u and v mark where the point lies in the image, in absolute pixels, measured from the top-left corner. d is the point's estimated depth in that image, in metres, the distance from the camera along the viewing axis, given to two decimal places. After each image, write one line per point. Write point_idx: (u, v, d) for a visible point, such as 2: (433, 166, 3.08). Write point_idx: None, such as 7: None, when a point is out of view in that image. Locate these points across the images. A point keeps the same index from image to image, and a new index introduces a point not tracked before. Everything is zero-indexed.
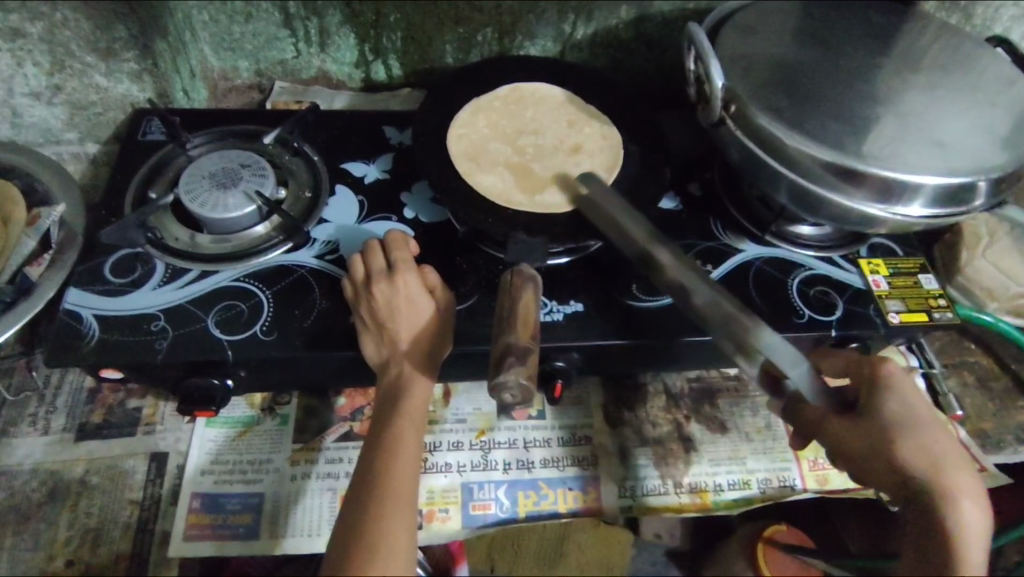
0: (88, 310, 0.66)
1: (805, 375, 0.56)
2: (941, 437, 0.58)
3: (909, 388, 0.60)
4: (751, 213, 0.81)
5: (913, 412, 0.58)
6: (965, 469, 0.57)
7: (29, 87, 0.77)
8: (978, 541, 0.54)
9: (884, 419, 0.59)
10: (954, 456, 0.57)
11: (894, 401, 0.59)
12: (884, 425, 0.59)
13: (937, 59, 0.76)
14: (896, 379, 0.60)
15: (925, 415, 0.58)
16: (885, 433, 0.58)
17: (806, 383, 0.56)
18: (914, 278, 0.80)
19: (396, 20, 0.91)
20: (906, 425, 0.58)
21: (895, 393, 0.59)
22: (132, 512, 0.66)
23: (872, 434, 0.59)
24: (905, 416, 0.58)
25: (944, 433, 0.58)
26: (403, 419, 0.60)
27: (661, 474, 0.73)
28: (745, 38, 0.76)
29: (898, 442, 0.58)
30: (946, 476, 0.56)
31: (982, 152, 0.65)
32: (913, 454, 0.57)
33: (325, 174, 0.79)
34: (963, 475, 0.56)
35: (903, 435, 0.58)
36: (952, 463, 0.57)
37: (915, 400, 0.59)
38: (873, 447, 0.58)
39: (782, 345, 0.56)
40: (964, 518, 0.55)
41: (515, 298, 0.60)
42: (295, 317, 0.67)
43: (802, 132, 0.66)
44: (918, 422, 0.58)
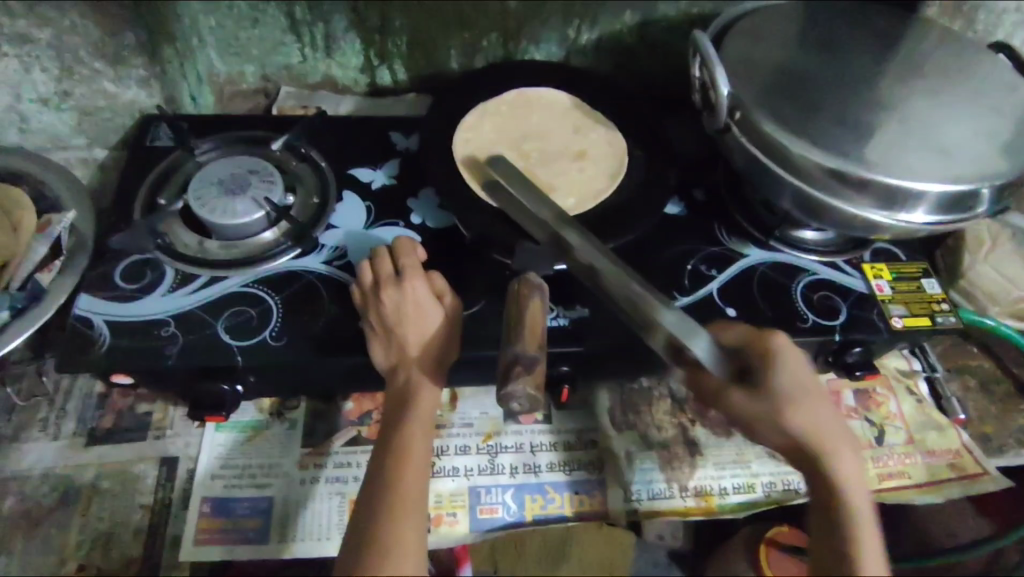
0: (99, 316, 0.66)
1: (707, 348, 0.57)
2: (823, 401, 0.58)
3: (797, 358, 0.59)
4: (755, 218, 0.82)
5: (801, 379, 0.58)
6: (841, 428, 0.58)
7: (37, 92, 0.75)
8: (862, 496, 0.56)
9: (774, 389, 0.57)
10: (833, 418, 0.58)
11: (783, 370, 0.58)
12: (775, 395, 0.57)
13: (940, 65, 0.77)
14: (782, 351, 0.59)
15: (813, 382, 0.58)
16: (778, 403, 0.57)
17: (707, 356, 0.57)
18: (917, 282, 0.80)
19: (401, 26, 0.92)
20: (794, 393, 0.57)
21: (780, 363, 0.58)
22: (143, 516, 0.67)
23: (768, 405, 0.57)
24: (791, 384, 0.58)
25: (826, 397, 0.58)
26: (411, 424, 0.60)
27: (667, 478, 0.74)
28: (749, 44, 0.76)
29: (789, 410, 0.57)
30: (828, 439, 0.57)
31: (985, 159, 0.66)
32: (801, 420, 0.57)
33: (332, 179, 0.80)
34: (841, 435, 0.58)
35: (792, 405, 0.57)
36: (832, 425, 0.58)
37: (801, 368, 0.58)
38: (768, 418, 0.57)
39: (679, 318, 0.57)
40: (847, 479, 0.56)
41: (523, 305, 0.60)
42: (304, 322, 0.68)
43: (806, 139, 0.66)
44: (806, 391, 0.58)
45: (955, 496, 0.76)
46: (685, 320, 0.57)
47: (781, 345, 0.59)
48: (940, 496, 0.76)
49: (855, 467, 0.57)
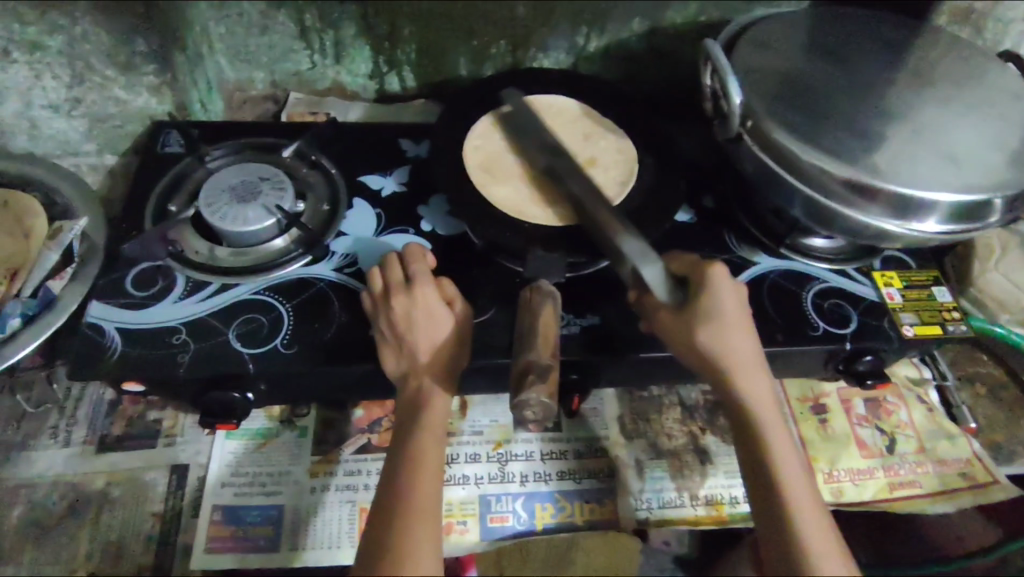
0: (111, 324, 0.66)
1: (657, 273, 0.61)
2: (737, 326, 0.62)
3: (723, 284, 0.62)
4: (766, 225, 0.82)
5: (718, 304, 0.61)
6: (753, 351, 0.62)
7: (49, 99, 0.77)
8: (771, 410, 0.61)
9: (696, 310, 0.61)
10: (746, 341, 0.62)
11: (707, 295, 0.62)
12: (692, 318, 0.61)
13: (950, 73, 0.77)
14: (716, 279, 0.63)
15: (730, 308, 0.62)
16: (692, 326, 0.61)
17: (657, 279, 0.61)
18: (928, 290, 0.80)
19: (411, 33, 0.92)
20: (710, 318, 0.61)
21: (709, 287, 0.62)
22: (153, 525, 0.66)
23: (687, 328, 0.61)
24: (712, 308, 0.61)
25: (742, 321, 0.62)
26: (423, 433, 0.60)
27: (677, 487, 0.74)
28: (759, 52, 0.76)
29: (699, 332, 0.61)
30: (739, 361, 0.61)
31: (997, 168, 0.66)
32: (711, 343, 0.61)
33: (342, 187, 0.80)
34: (752, 357, 0.62)
35: (710, 325, 0.61)
36: (744, 348, 0.61)
37: (729, 295, 0.63)
38: (687, 340, 0.61)
39: (637, 245, 0.62)
40: (757, 396, 0.61)
41: (535, 313, 0.60)
42: (315, 330, 0.68)
43: (818, 147, 0.66)
44: (727, 314, 0.61)
45: (967, 505, 0.75)
46: (641, 245, 0.62)
47: (715, 274, 0.63)
48: (951, 506, 0.76)
49: (763, 387, 0.62)
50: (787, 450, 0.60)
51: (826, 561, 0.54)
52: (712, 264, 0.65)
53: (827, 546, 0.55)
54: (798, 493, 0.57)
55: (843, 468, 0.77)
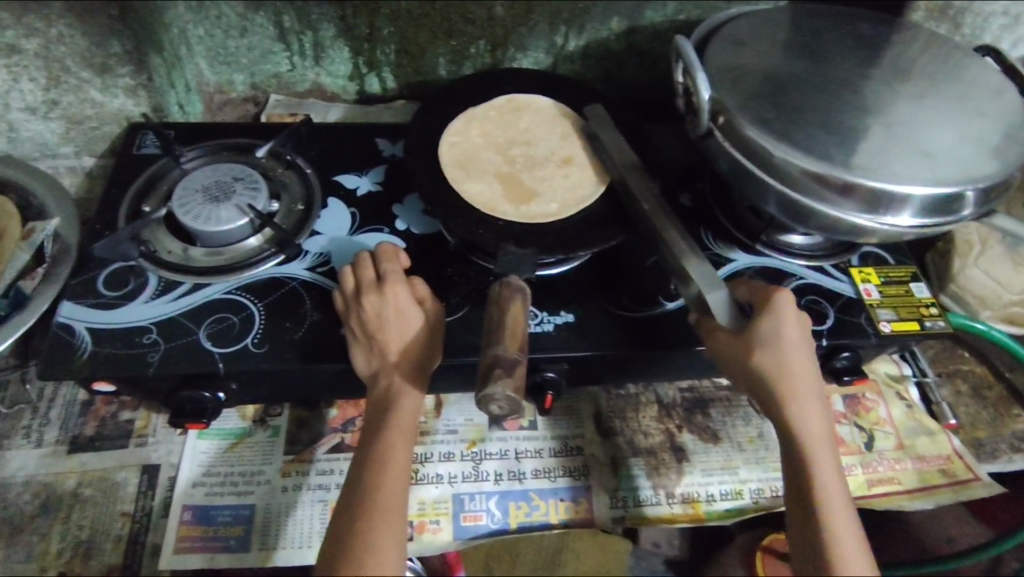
0: (81, 324, 0.66)
1: (721, 299, 0.61)
2: (797, 351, 0.61)
3: (786, 309, 0.62)
4: (742, 222, 0.81)
5: (780, 329, 0.61)
6: (811, 379, 0.61)
7: (25, 102, 0.78)
8: (824, 443, 0.59)
9: (756, 334, 0.60)
10: (805, 368, 0.60)
11: (769, 318, 0.61)
12: (750, 340, 0.60)
13: (926, 69, 0.77)
14: (779, 304, 0.62)
15: (791, 333, 0.61)
16: (750, 348, 0.60)
17: (722, 305, 0.61)
18: (906, 286, 0.80)
19: (390, 34, 0.92)
20: (770, 341, 0.60)
21: (772, 311, 0.61)
22: (123, 525, 0.66)
23: (742, 348, 0.61)
24: (773, 332, 0.60)
25: (802, 348, 0.61)
26: (391, 430, 0.60)
27: (653, 485, 0.73)
28: (734, 50, 0.76)
29: (755, 355, 0.60)
30: (796, 387, 0.60)
31: (970, 162, 0.65)
32: (768, 366, 0.60)
33: (317, 186, 0.80)
34: (809, 385, 0.60)
35: (767, 348, 0.60)
36: (802, 375, 0.60)
37: (792, 321, 0.62)
38: (742, 363, 0.61)
39: (706, 271, 0.63)
40: (811, 428, 0.59)
41: (504, 308, 0.60)
42: (286, 329, 0.68)
43: (790, 143, 0.66)
44: (787, 340, 0.60)
45: (947, 502, 0.75)
46: (710, 272, 0.63)
47: (780, 298, 0.62)
48: (930, 502, 0.75)
49: (819, 418, 0.60)
50: (835, 484, 0.58)
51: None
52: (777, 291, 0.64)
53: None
54: (842, 528, 0.55)
55: None
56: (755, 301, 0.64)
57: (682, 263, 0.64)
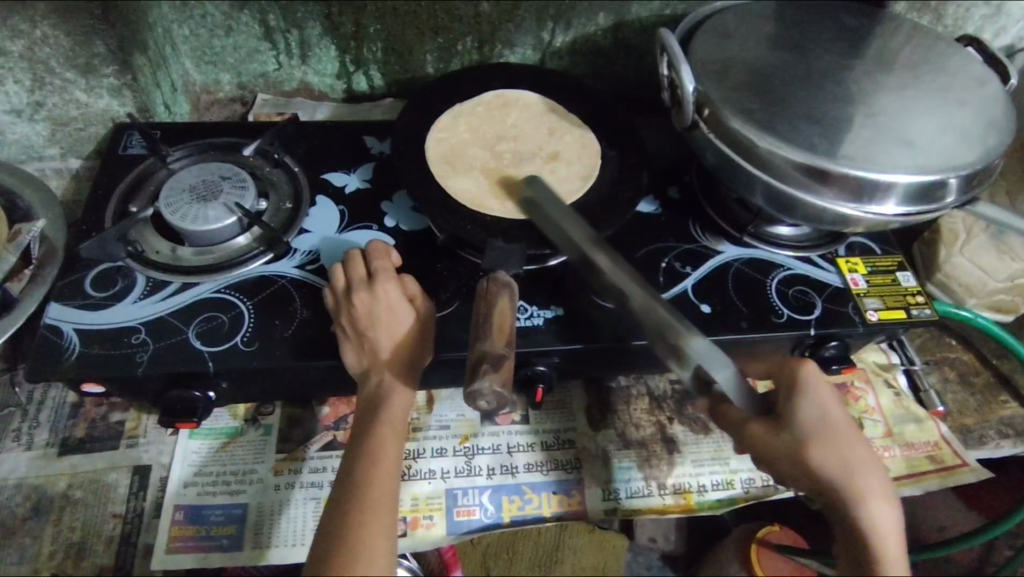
0: (69, 325, 0.66)
1: (729, 377, 0.58)
2: (849, 440, 0.58)
3: (826, 394, 0.59)
4: (729, 214, 0.82)
5: (824, 417, 0.58)
6: (871, 467, 0.58)
7: (11, 104, 0.78)
8: (896, 538, 0.56)
9: (801, 427, 0.58)
10: (866, 460, 0.58)
11: (809, 407, 0.59)
12: (800, 437, 0.57)
13: (909, 60, 0.77)
14: (812, 385, 0.60)
15: (835, 418, 0.59)
16: (799, 443, 0.57)
17: (732, 386, 0.58)
18: (893, 276, 0.80)
19: (377, 32, 0.92)
20: (817, 432, 0.58)
21: (809, 398, 0.59)
22: (115, 526, 0.66)
23: (792, 445, 0.57)
24: (818, 422, 0.58)
25: (853, 433, 0.58)
26: (384, 427, 0.60)
27: (646, 477, 0.74)
28: (718, 42, 0.77)
29: (810, 454, 0.57)
30: (859, 482, 0.57)
31: (952, 150, 0.66)
32: (825, 463, 0.57)
33: (305, 184, 0.80)
34: (871, 474, 0.57)
35: (818, 443, 0.57)
36: (865, 469, 0.57)
37: (833, 406, 0.59)
38: (794, 460, 0.57)
39: (706, 348, 0.59)
40: (882, 527, 0.56)
41: (491, 303, 0.60)
42: (276, 327, 0.68)
43: (774, 132, 0.66)
44: (834, 428, 0.58)
45: (934, 489, 0.76)
46: (713, 351, 0.59)
47: (814, 379, 0.60)
48: (919, 489, 0.76)
49: (887, 508, 0.57)
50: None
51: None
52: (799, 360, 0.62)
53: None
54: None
55: None
56: (782, 381, 0.61)
57: (682, 341, 0.59)
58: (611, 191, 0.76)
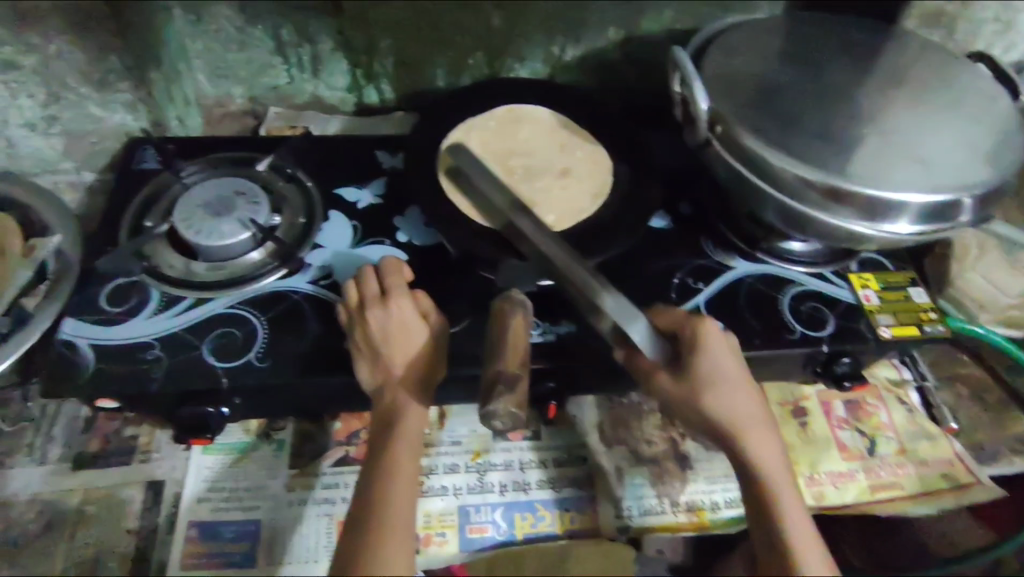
0: (84, 340, 0.66)
1: (644, 332, 0.59)
2: (736, 386, 0.61)
3: (721, 346, 0.62)
4: (741, 230, 0.82)
5: (717, 366, 0.61)
6: (757, 409, 0.61)
7: (25, 118, 0.76)
8: (782, 472, 0.60)
9: (697, 375, 0.61)
10: (751, 404, 0.61)
11: (706, 356, 0.61)
12: (693, 382, 0.61)
13: (919, 76, 0.77)
14: (709, 337, 0.62)
15: (726, 366, 0.61)
16: (694, 391, 0.60)
17: (644, 338, 0.59)
18: (905, 292, 0.80)
19: (388, 46, 0.92)
20: (711, 380, 0.61)
21: (705, 348, 0.62)
22: (128, 542, 0.66)
23: (685, 392, 0.61)
24: (711, 370, 0.61)
25: (742, 379, 0.62)
26: (398, 446, 0.60)
27: (658, 493, 0.73)
28: (729, 59, 0.77)
29: (701, 397, 0.60)
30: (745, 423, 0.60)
31: (964, 169, 0.66)
32: (717, 408, 0.60)
33: (318, 199, 0.80)
34: (755, 415, 0.61)
35: (707, 387, 0.60)
36: (750, 413, 0.61)
37: (727, 355, 0.62)
38: (692, 406, 0.61)
39: (621, 301, 0.59)
40: (768, 464, 0.60)
41: (505, 322, 0.60)
42: (290, 343, 0.68)
43: (787, 151, 0.66)
44: (724, 374, 0.61)
45: (947, 507, 0.75)
46: (623, 303, 0.59)
47: (709, 330, 0.63)
48: (932, 507, 0.75)
49: (771, 445, 0.61)
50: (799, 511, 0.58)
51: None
52: (703, 316, 0.64)
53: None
54: (811, 550, 0.56)
55: (825, 472, 0.77)
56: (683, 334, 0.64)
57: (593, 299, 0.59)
58: (623, 207, 0.75)
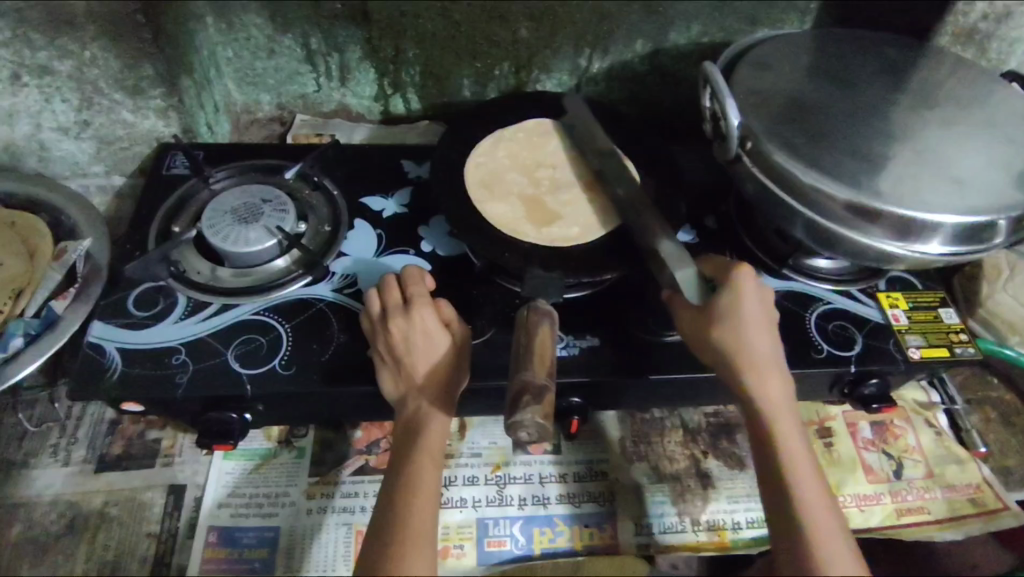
0: (111, 344, 0.67)
1: (689, 276, 0.63)
2: (756, 326, 0.61)
3: (747, 288, 0.62)
4: (768, 246, 0.81)
5: (738, 306, 0.61)
6: (771, 353, 0.61)
7: (58, 122, 0.80)
8: (789, 413, 0.60)
9: (715, 311, 0.61)
10: (766, 345, 0.61)
11: (728, 294, 0.62)
12: (711, 318, 0.61)
13: (953, 94, 0.76)
14: (738, 278, 0.62)
15: (750, 307, 0.61)
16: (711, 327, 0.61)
17: (689, 282, 0.63)
18: (935, 312, 0.79)
19: (415, 56, 0.93)
20: (729, 318, 0.61)
21: (730, 288, 0.62)
22: (149, 546, 0.66)
23: (704, 328, 0.62)
24: (732, 308, 0.61)
25: (762, 322, 0.62)
26: (420, 456, 0.60)
27: (679, 512, 0.73)
28: (760, 74, 0.76)
29: (714, 332, 0.61)
30: (758, 363, 0.60)
31: (1001, 189, 0.65)
32: (730, 345, 0.61)
33: (344, 207, 0.80)
34: (768, 359, 0.61)
35: (723, 324, 0.61)
36: (764, 352, 0.61)
37: (753, 298, 0.62)
38: (705, 341, 0.62)
39: (675, 251, 0.65)
40: (776, 406, 0.60)
41: (532, 333, 0.60)
42: (314, 351, 0.68)
43: (819, 169, 0.66)
44: (745, 315, 0.61)
45: (976, 533, 0.74)
46: (678, 252, 0.65)
47: (740, 274, 0.63)
48: (960, 533, 0.74)
49: (781, 386, 0.61)
50: (802, 456, 0.59)
51: (837, 567, 0.53)
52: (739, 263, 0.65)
53: (837, 550, 0.54)
54: (808, 492, 0.57)
55: (849, 494, 0.76)
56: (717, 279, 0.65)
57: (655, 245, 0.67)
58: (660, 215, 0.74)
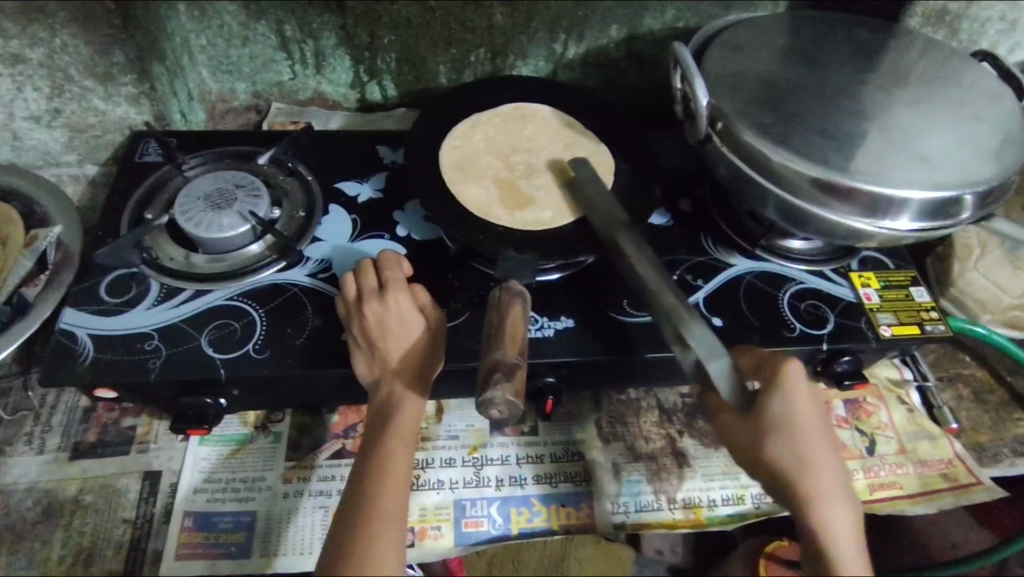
0: (83, 331, 0.67)
1: (723, 370, 0.57)
2: (814, 440, 0.57)
3: (801, 394, 0.58)
4: (741, 227, 0.82)
5: (793, 418, 0.57)
6: (830, 466, 0.57)
7: (30, 111, 0.79)
8: (850, 533, 0.57)
9: (769, 424, 0.57)
10: (826, 459, 0.57)
11: (780, 403, 0.57)
12: (763, 431, 0.57)
13: (923, 74, 0.77)
14: (791, 384, 0.58)
15: (805, 417, 0.57)
16: (763, 441, 0.57)
17: (723, 377, 0.57)
18: (906, 291, 0.80)
19: (391, 42, 0.92)
20: (784, 434, 0.57)
21: (782, 393, 0.58)
22: (125, 531, 0.66)
23: (754, 440, 0.58)
24: (785, 418, 0.57)
25: (819, 434, 0.58)
26: (393, 437, 0.60)
27: (655, 490, 0.73)
28: (732, 56, 0.77)
29: (768, 448, 0.57)
30: (817, 481, 0.57)
31: (968, 166, 0.65)
32: (785, 461, 0.57)
33: (318, 193, 0.80)
34: (828, 474, 0.57)
35: (777, 438, 0.57)
36: (822, 467, 0.57)
37: (806, 404, 0.58)
38: (757, 454, 0.58)
39: (707, 337, 0.57)
40: (838, 526, 0.57)
41: (503, 313, 0.60)
42: (288, 334, 0.68)
43: (789, 148, 0.66)
44: (801, 426, 0.57)
45: (948, 506, 0.75)
46: (710, 338, 0.57)
47: (792, 378, 0.58)
48: (931, 507, 0.75)
49: (841, 505, 0.57)
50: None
51: None
52: (786, 356, 0.61)
53: None
54: None
55: None
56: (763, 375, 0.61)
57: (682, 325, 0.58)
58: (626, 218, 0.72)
